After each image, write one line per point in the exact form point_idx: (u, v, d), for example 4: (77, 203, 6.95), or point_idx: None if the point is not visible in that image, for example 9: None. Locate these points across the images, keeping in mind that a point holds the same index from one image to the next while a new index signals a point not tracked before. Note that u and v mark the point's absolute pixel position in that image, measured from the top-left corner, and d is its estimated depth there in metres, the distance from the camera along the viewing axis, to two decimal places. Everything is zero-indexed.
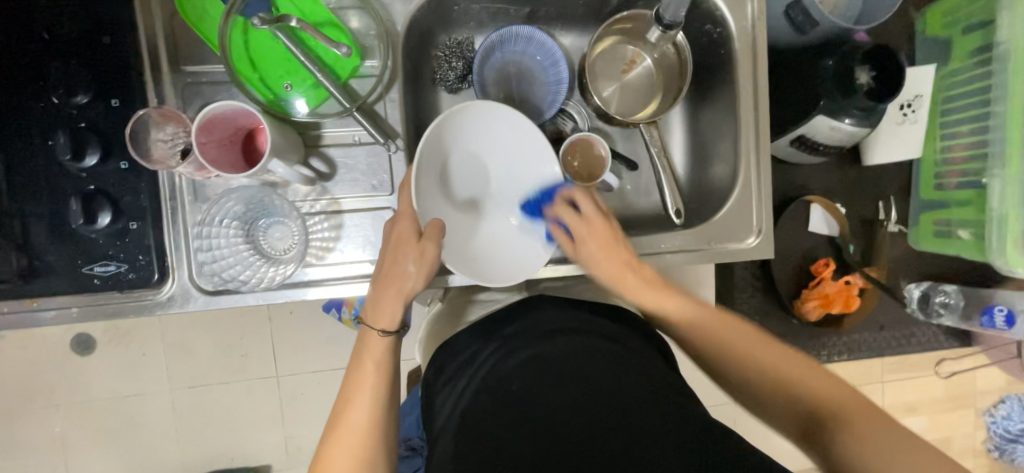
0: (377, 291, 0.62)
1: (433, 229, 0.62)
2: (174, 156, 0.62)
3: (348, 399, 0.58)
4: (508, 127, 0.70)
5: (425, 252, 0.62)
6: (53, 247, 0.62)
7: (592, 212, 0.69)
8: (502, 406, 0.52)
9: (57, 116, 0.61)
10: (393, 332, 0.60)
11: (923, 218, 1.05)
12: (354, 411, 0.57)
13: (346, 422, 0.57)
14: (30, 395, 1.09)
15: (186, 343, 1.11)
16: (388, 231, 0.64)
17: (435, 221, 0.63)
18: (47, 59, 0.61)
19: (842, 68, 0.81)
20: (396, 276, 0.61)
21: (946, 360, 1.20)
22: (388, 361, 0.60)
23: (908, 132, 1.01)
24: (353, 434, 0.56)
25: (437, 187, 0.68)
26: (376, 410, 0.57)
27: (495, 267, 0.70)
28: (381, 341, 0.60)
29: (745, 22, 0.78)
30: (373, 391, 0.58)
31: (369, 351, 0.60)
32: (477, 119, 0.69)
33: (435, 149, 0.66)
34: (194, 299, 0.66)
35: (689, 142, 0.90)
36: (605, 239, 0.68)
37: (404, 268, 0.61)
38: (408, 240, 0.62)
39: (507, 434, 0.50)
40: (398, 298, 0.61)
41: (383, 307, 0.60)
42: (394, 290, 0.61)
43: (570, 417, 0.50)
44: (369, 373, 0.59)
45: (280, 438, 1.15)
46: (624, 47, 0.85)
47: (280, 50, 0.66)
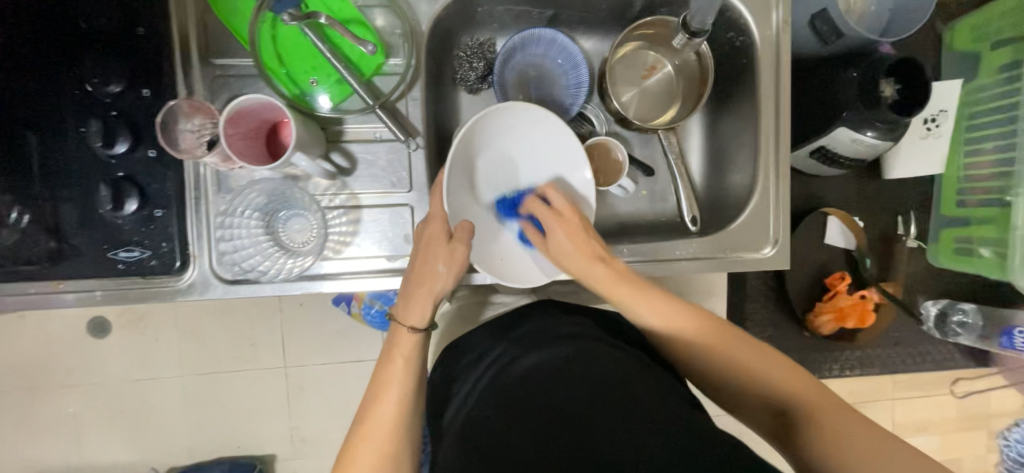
0: (407, 292, 0.62)
1: (464, 232, 0.64)
2: (201, 146, 0.63)
3: (377, 394, 0.57)
4: (535, 126, 0.69)
5: (456, 254, 0.63)
6: (80, 231, 0.64)
7: (563, 205, 0.67)
8: (513, 408, 0.52)
9: (90, 104, 0.63)
10: (422, 330, 0.61)
11: (942, 236, 1.04)
12: (382, 406, 0.57)
13: (373, 416, 0.56)
14: (47, 375, 1.11)
15: (199, 330, 1.13)
16: (417, 234, 0.66)
17: (463, 223, 0.64)
18: (82, 48, 0.62)
19: (869, 78, 0.80)
20: (426, 275, 0.62)
21: (961, 380, 1.18)
22: (417, 358, 0.60)
23: (932, 148, 0.99)
24: (379, 429, 0.55)
25: (465, 188, 0.69)
26: (403, 407, 0.57)
27: (521, 266, 0.71)
28: (410, 338, 0.60)
29: (770, 29, 0.77)
30: (401, 386, 0.58)
31: (400, 345, 0.60)
32: (505, 120, 0.68)
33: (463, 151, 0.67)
34: (213, 288, 0.67)
35: (708, 149, 0.89)
36: (571, 225, 0.66)
37: (436, 270, 0.62)
38: (439, 242, 0.63)
39: (523, 435, 0.49)
40: (428, 298, 0.61)
41: (413, 305, 0.61)
42: (425, 290, 0.62)
43: (590, 421, 0.49)
44: (399, 368, 0.59)
45: (286, 428, 1.17)
46: (644, 52, 0.85)
47: (306, 45, 0.68)
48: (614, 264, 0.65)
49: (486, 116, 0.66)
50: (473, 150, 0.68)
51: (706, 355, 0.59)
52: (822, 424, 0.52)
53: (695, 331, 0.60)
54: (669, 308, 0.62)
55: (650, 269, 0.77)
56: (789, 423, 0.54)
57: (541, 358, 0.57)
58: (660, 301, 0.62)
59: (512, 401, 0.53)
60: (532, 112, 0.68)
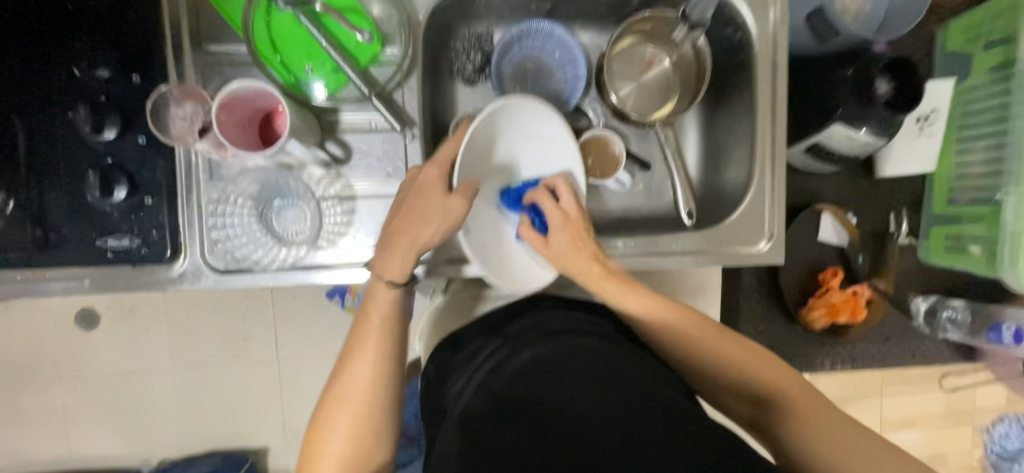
0: (392, 235, 0.61)
1: (465, 191, 0.61)
2: (192, 134, 0.62)
3: (351, 352, 0.58)
4: (548, 130, 0.69)
5: (452, 209, 0.60)
6: (68, 220, 0.63)
7: (572, 207, 0.67)
8: (509, 407, 0.51)
9: (78, 89, 0.62)
10: (399, 284, 0.60)
11: (933, 232, 1.05)
12: (356, 365, 0.57)
13: (348, 377, 0.56)
14: (34, 368, 1.09)
15: (189, 322, 1.12)
16: (412, 179, 0.63)
17: (468, 182, 0.62)
18: (73, 33, 0.61)
19: (863, 76, 0.80)
20: (414, 223, 0.60)
21: (948, 376, 1.20)
22: (395, 317, 0.60)
23: (923, 146, 1.00)
24: (354, 389, 0.56)
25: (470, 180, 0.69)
26: (378, 367, 0.57)
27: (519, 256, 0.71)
28: (387, 293, 0.60)
29: (767, 26, 0.77)
30: (379, 347, 0.58)
31: (377, 303, 0.60)
32: (516, 114, 0.68)
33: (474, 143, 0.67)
34: (205, 277, 0.66)
35: (704, 144, 0.89)
36: (577, 230, 0.66)
37: (426, 217, 0.60)
38: (433, 192, 0.61)
39: (523, 431, 0.49)
40: (410, 248, 0.59)
41: (395, 258, 0.60)
42: (408, 239, 0.60)
43: (588, 418, 0.48)
44: (375, 326, 0.58)
45: (278, 422, 1.16)
46: (642, 47, 0.84)
47: (301, 33, 0.66)
48: (608, 264, 0.66)
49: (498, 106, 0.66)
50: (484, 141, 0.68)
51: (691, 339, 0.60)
52: (802, 421, 0.54)
53: (687, 325, 0.61)
54: (656, 303, 0.63)
55: (644, 262, 0.77)
56: (772, 422, 0.56)
57: (536, 355, 0.56)
58: (654, 303, 0.63)
59: (511, 397, 0.53)
60: (546, 115, 0.68)
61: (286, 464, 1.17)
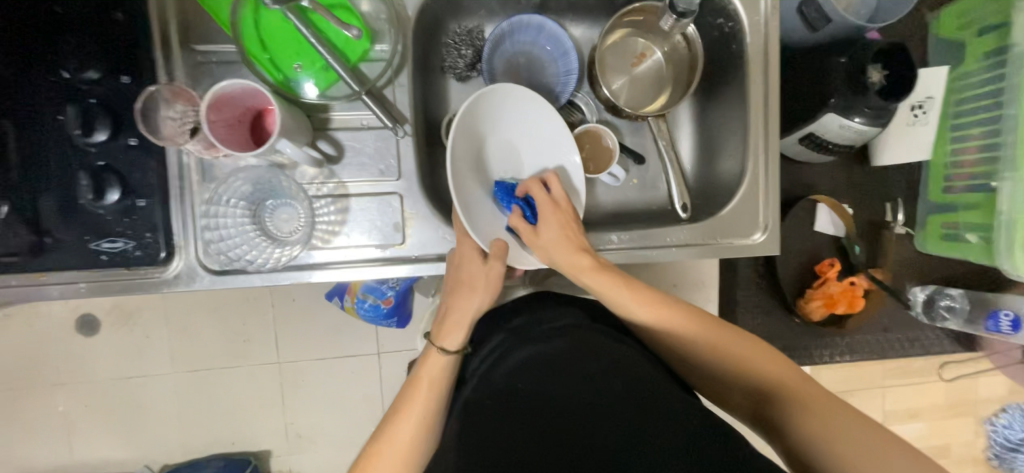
0: (444, 311, 0.63)
1: (498, 250, 0.64)
2: (183, 134, 0.62)
3: (397, 415, 0.57)
4: (534, 109, 0.72)
5: (492, 273, 0.64)
6: (62, 223, 0.63)
7: (559, 198, 0.67)
8: (514, 405, 0.51)
9: (69, 92, 0.61)
10: (455, 352, 0.61)
11: (929, 222, 1.05)
12: (401, 424, 0.56)
13: (391, 434, 0.56)
14: (35, 374, 1.10)
15: (189, 326, 1.12)
16: (450, 257, 0.68)
17: (496, 243, 0.65)
18: (61, 35, 0.61)
19: (855, 65, 0.81)
20: (461, 294, 0.63)
21: (948, 365, 1.20)
22: (445, 381, 0.60)
23: (919, 135, 0.99)
24: (396, 447, 0.55)
25: (474, 175, 0.69)
26: (426, 425, 0.57)
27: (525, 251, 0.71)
28: (439, 359, 0.60)
29: (758, 15, 0.77)
30: (425, 408, 0.57)
31: (427, 366, 0.60)
32: (512, 103, 0.71)
33: (474, 135, 0.69)
34: (200, 279, 0.66)
35: (699, 136, 0.89)
36: (565, 219, 0.66)
37: (472, 286, 0.63)
38: (473, 263, 0.65)
39: (525, 423, 0.49)
40: (463, 323, 0.61)
41: (448, 326, 0.61)
42: (458, 310, 0.62)
43: (589, 413, 0.49)
44: (423, 389, 0.59)
45: (280, 424, 1.16)
46: (633, 39, 0.84)
47: (289, 31, 0.66)
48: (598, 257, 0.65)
49: (496, 95, 0.68)
50: (483, 133, 0.70)
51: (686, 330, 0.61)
52: (820, 420, 0.52)
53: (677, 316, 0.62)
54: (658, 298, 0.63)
55: (640, 256, 0.77)
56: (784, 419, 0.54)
57: (537, 350, 0.56)
58: (647, 295, 0.63)
59: (512, 390, 0.53)
60: (528, 95, 0.70)
61: (288, 466, 1.17)
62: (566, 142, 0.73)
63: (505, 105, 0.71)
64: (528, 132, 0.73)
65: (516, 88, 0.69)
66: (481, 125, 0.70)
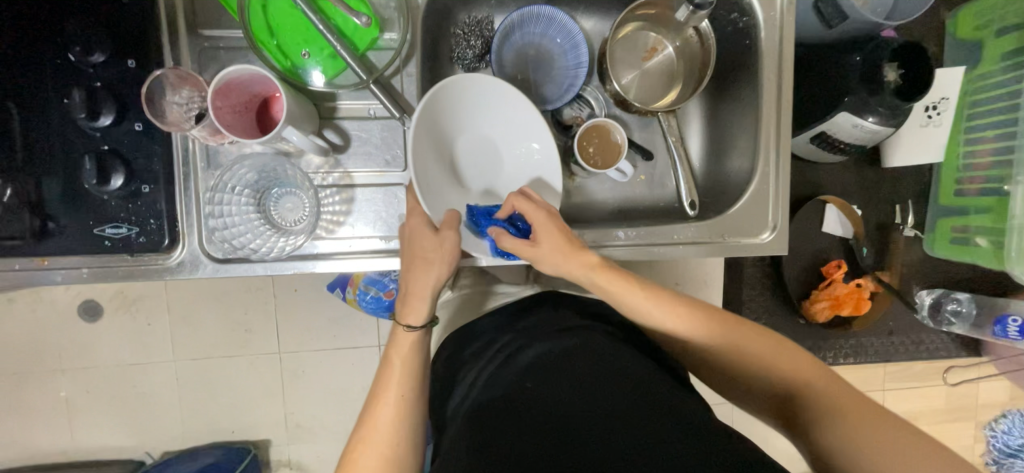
0: (404, 289, 0.62)
1: (449, 220, 0.63)
2: (189, 120, 0.61)
3: (375, 395, 0.58)
4: (497, 98, 0.69)
5: (444, 243, 0.62)
6: (66, 208, 0.62)
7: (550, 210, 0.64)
8: (522, 409, 0.51)
9: (74, 75, 0.61)
10: (418, 327, 0.61)
11: (939, 225, 1.04)
12: (381, 408, 0.56)
13: (373, 420, 0.56)
14: (37, 359, 1.10)
15: (191, 313, 1.12)
16: (403, 233, 0.65)
17: (450, 213, 0.64)
18: (66, 16, 0.60)
19: (873, 63, 0.79)
20: (419, 271, 0.61)
21: (952, 370, 1.19)
22: (416, 358, 0.60)
23: (932, 136, 0.98)
24: (380, 431, 0.55)
25: (439, 167, 0.69)
26: (403, 405, 0.57)
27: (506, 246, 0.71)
28: (408, 336, 0.61)
29: (773, 11, 0.76)
30: (400, 386, 0.58)
31: (396, 345, 0.61)
32: (481, 92, 0.69)
33: (439, 126, 0.68)
34: (203, 266, 0.66)
35: (708, 133, 0.88)
36: (553, 235, 0.62)
37: (429, 260, 0.61)
38: (424, 235, 0.62)
39: (538, 421, 0.49)
40: (422, 296, 0.61)
41: (410, 305, 0.61)
42: (417, 287, 0.61)
43: (601, 412, 0.49)
44: (397, 368, 0.59)
45: (281, 413, 1.16)
46: (644, 33, 0.83)
47: (297, 17, 0.65)
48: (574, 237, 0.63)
49: (460, 83, 0.66)
50: (450, 124, 0.69)
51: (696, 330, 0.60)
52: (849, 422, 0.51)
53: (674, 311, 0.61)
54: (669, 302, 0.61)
55: (648, 253, 0.76)
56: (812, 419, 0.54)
57: (545, 351, 0.56)
58: (652, 297, 0.61)
59: (523, 390, 0.53)
60: (488, 84, 0.68)
61: (288, 456, 1.18)
62: (536, 130, 0.71)
63: (473, 94, 0.69)
64: (497, 121, 0.72)
65: (481, 76, 0.67)
66: (444, 125, 0.68)
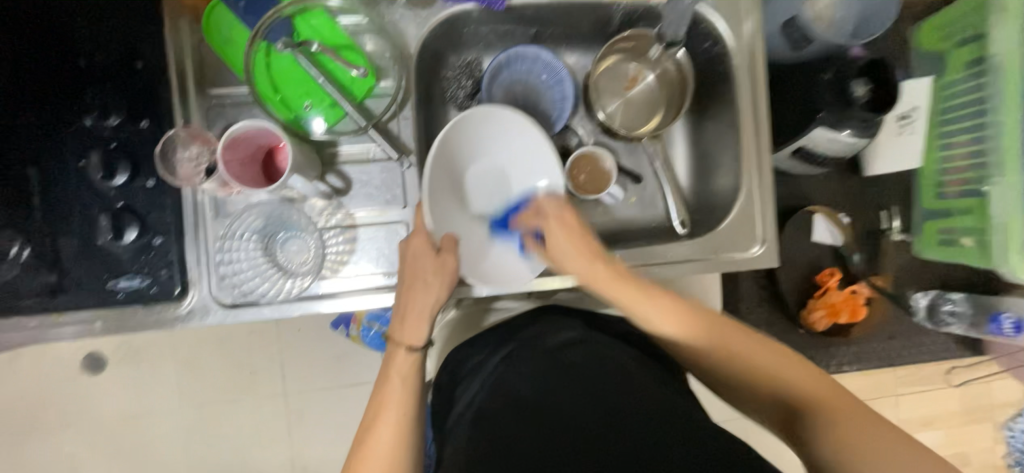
0: (402, 309, 0.65)
1: (449, 244, 0.66)
2: (198, 174, 0.65)
3: (373, 421, 0.59)
4: (517, 133, 0.72)
5: (446, 266, 0.65)
6: (78, 263, 0.65)
7: (559, 210, 0.69)
8: (525, 414, 0.53)
9: (89, 138, 0.65)
10: (419, 348, 0.63)
11: (926, 227, 1.07)
12: (380, 428, 0.58)
13: (371, 441, 0.58)
14: (41, 414, 1.10)
15: (196, 358, 1.13)
16: (401, 250, 0.66)
17: (450, 235, 0.66)
18: (86, 86, 0.65)
19: (840, 82, 0.85)
20: (416, 292, 0.64)
21: (960, 371, 1.20)
22: (414, 377, 0.62)
23: (909, 144, 1.02)
24: (380, 454, 0.57)
25: (449, 190, 0.71)
26: (400, 427, 0.59)
27: (502, 269, 0.72)
28: (407, 357, 0.63)
29: (743, 39, 0.81)
30: (398, 405, 0.60)
31: (394, 366, 0.63)
32: (500, 122, 0.71)
33: (456, 146, 0.70)
34: (213, 312, 0.68)
35: (693, 154, 0.92)
36: (570, 228, 0.68)
37: (427, 282, 0.65)
38: (426, 256, 0.65)
39: (530, 428, 0.51)
40: (421, 318, 0.64)
41: (411, 325, 0.64)
42: (417, 308, 0.64)
43: (598, 411, 0.51)
44: (395, 388, 0.61)
45: (288, 456, 1.15)
46: (626, 64, 0.88)
47: (298, 72, 0.70)
48: (613, 263, 0.67)
49: (488, 112, 0.69)
50: (467, 149, 0.72)
51: (703, 347, 0.62)
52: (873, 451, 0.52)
53: (698, 328, 0.62)
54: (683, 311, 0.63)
55: (644, 271, 0.78)
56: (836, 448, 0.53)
57: (545, 362, 0.59)
58: (668, 300, 0.64)
59: (520, 404, 0.54)
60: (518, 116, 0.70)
61: None
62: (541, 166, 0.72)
63: (497, 125, 0.71)
64: (510, 154, 0.73)
65: (505, 110, 0.69)
66: (465, 145, 0.71)
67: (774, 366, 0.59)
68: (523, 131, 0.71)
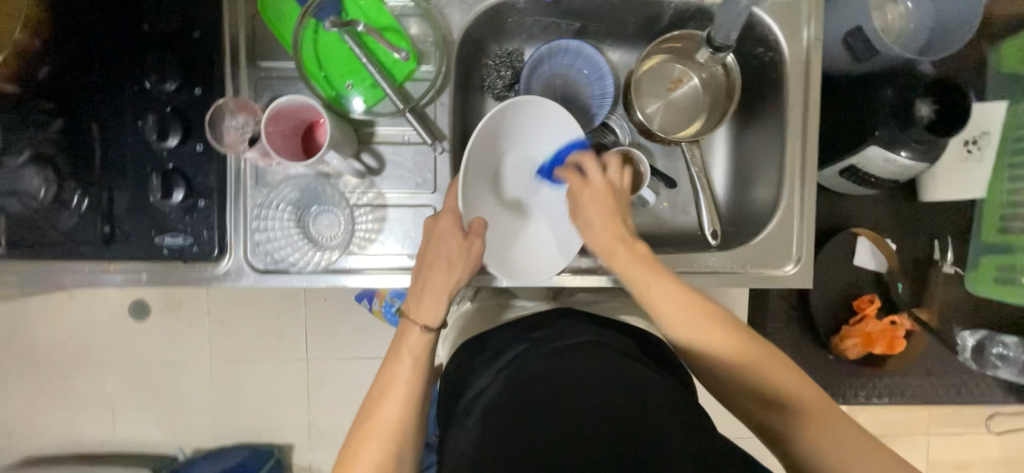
0: (419, 287, 0.65)
1: (477, 227, 0.66)
2: (243, 142, 0.68)
3: (383, 393, 0.61)
4: (557, 127, 0.72)
5: (471, 249, 0.65)
6: (131, 217, 0.69)
7: (598, 181, 0.68)
8: (538, 414, 0.52)
9: (148, 99, 0.68)
10: (433, 329, 0.63)
11: (983, 262, 0.99)
12: (388, 405, 0.60)
13: (377, 416, 0.59)
14: (89, 352, 1.19)
15: (228, 317, 1.19)
16: (429, 227, 0.67)
17: (479, 221, 0.66)
18: (148, 50, 0.68)
19: (904, 99, 0.80)
20: (436, 273, 0.65)
21: (1002, 418, 1.12)
22: (427, 358, 0.63)
23: (971, 172, 0.96)
24: (384, 428, 0.59)
25: (486, 177, 0.71)
26: (409, 405, 0.60)
27: (527, 263, 0.73)
28: (422, 336, 0.63)
29: (799, 46, 0.77)
30: (407, 384, 0.61)
31: (408, 344, 0.63)
32: (547, 115, 0.71)
33: (498, 134, 0.69)
34: (246, 276, 0.71)
35: (733, 163, 0.89)
36: (604, 201, 0.68)
37: (450, 263, 0.65)
38: (453, 237, 0.65)
39: (546, 422, 0.51)
40: (439, 298, 0.64)
41: (427, 304, 0.64)
42: (435, 287, 0.64)
43: (615, 421, 0.51)
44: (405, 369, 0.62)
45: (305, 418, 1.21)
46: (672, 65, 0.85)
47: (344, 52, 0.72)
48: (637, 247, 0.66)
49: (533, 105, 0.68)
50: (508, 138, 0.71)
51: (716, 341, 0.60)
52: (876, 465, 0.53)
53: (716, 329, 0.60)
54: (713, 321, 0.61)
55: None
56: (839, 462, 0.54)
57: (563, 360, 0.57)
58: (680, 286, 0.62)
59: (535, 405, 0.53)
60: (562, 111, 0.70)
61: (309, 461, 1.22)
62: (577, 164, 0.71)
63: (541, 119, 0.71)
64: (550, 153, 0.73)
65: (556, 110, 0.70)
66: (506, 135, 0.70)
67: (789, 380, 0.57)
68: (565, 126, 0.72)
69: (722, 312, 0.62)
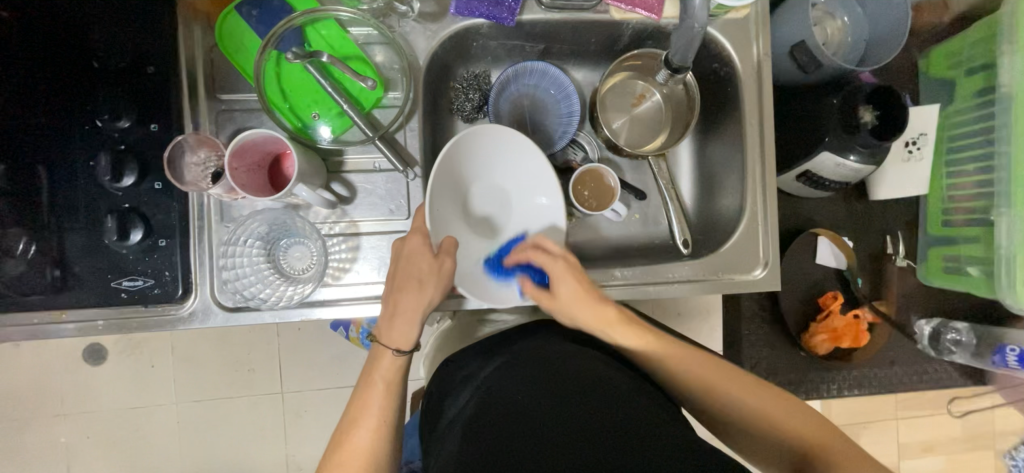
0: (390, 310, 0.64)
1: (447, 246, 0.65)
2: (206, 178, 0.67)
3: (353, 422, 0.60)
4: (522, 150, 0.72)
5: (441, 268, 0.65)
6: (84, 260, 0.65)
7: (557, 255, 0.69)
8: (516, 421, 0.52)
9: (101, 139, 0.65)
10: (406, 352, 0.63)
11: (930, 254, 1.06)
12: (357, 432, 0.59)
13: (347, 446, 0.58)
14: (39, 405, 1.10)
15: (195, 355, 1.13)
16: (397, 248, 0.66)
17: (448, 239, 0.66)
18: (97, 85, 0.65)
19: (848, 105, 0.85)
20: (407, 296, 0.63)
21: (961, 398, 1.19)
22: (397, 382, 0.63)
23: (914, 170, 1.02)
24: (354, 455, 0.57)
25: (455, 199, 0.71)
26: (379, 432, 0.59)
27: (500, 285, 0.72)
28: (393, 360, 0.63)
29: (751, 60, 0.81)
30: (379, 410, 0.60)
31: (380, 369, 0.63)
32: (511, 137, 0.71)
33: (465, 157, 0.70)
34: (214, 315, 0.69)
35: (697, 171, 0.93)
36: (567, 274, 0.68)
37: (420, 284, 0.64)
38: (423, 257, 0.65)
39: (512, 438, 0.50)
40: (410, 321, 0.63)
41: (399, 328, 0.63)
42: (405, 310, 0.64)
43: (599, 431, 0.50)
44: (377, 393, 0.61)
45: (283, 456, 1.15)
46: (634, 82, 0.88)
47: (309, 81, 0.71)
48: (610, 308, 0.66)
49: (495, 128, 0.69)
50: (475, 160, 0.72)
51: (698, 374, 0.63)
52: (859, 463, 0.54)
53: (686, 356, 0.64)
54: (688, 359, 0.64)
55: (644, 292, 0.78)
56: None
57: (541, 372, 0.58)
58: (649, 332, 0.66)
59: (510, 413, 0.53)
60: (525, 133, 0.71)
61: None
62: (545, 187, 0.73)
63: (505, 141, 0.71)
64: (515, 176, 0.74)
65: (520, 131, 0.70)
66: (472, 157, 0.71)
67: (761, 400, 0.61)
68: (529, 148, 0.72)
69: (695, 352, 0.65)
